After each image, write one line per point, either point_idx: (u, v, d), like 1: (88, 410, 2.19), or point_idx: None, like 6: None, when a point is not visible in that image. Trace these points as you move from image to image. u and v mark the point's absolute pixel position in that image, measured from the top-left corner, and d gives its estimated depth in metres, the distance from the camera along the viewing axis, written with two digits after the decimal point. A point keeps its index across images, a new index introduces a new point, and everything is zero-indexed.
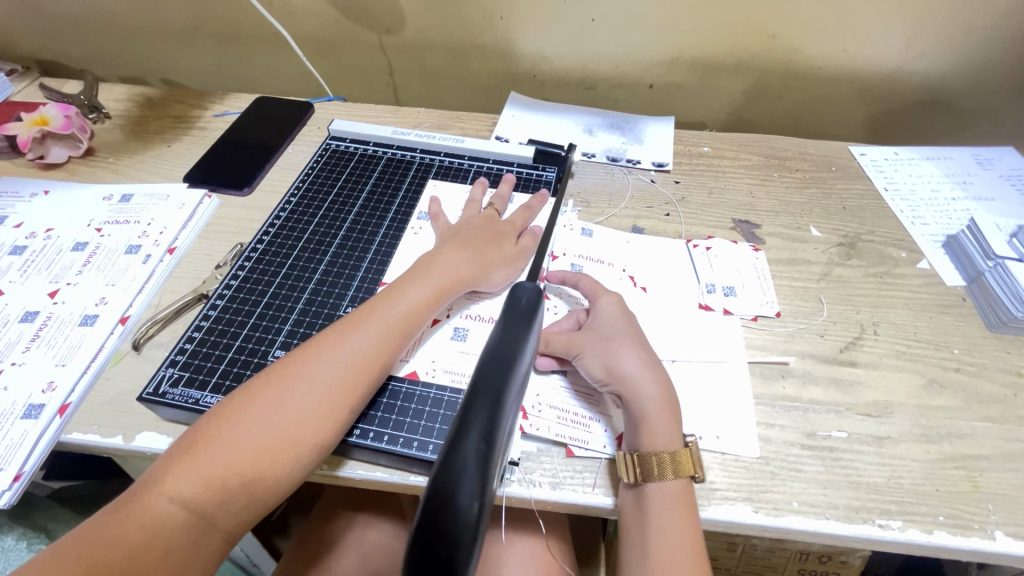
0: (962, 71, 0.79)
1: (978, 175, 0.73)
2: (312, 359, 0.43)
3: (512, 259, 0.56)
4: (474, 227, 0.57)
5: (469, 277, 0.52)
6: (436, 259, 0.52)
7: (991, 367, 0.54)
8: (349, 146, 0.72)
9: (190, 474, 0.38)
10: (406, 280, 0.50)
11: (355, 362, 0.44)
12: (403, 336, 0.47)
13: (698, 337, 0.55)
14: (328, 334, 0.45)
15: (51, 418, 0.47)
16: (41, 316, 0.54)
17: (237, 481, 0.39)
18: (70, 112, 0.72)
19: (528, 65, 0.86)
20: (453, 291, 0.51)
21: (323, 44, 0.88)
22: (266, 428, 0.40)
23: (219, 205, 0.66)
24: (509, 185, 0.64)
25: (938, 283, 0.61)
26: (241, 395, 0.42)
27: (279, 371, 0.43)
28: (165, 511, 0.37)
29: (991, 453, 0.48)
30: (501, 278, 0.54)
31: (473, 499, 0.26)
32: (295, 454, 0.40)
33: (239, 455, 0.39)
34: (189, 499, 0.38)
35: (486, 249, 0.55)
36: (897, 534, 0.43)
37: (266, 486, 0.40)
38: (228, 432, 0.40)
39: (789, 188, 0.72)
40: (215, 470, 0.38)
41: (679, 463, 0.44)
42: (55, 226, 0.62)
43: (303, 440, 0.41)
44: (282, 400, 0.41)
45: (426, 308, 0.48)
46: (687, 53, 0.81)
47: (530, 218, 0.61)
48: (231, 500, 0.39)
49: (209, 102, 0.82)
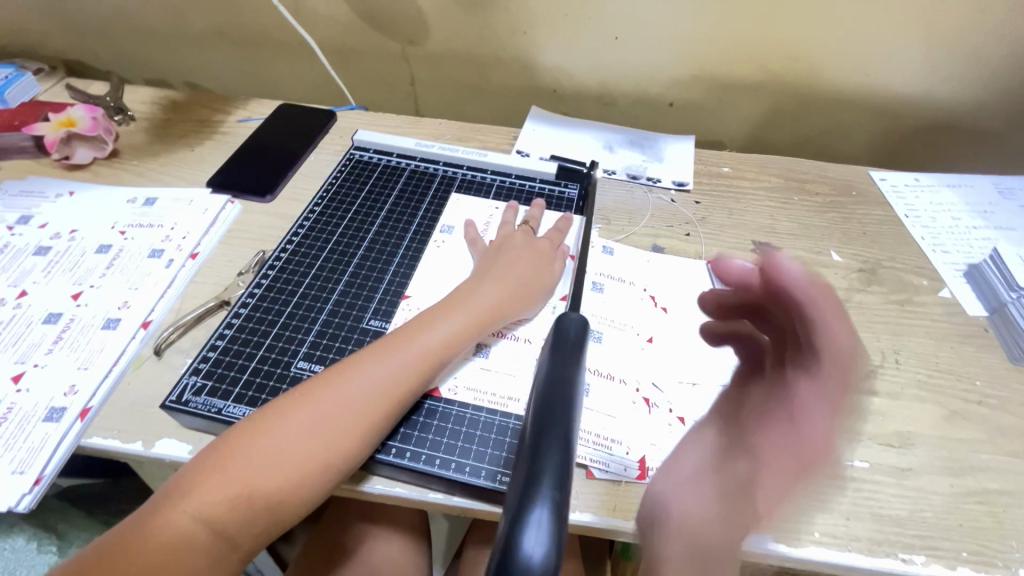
0: (984, 99, 0.79)
1: (999, 204, 0.73)
2: (342, 381, 0.43)
3: (542, 286, 0.55)
4: (507, 249, 0.57)
5: (503, 309, 0.52)
6: (469, 288, 0.52)
7: (1014, 400, 0.53)
8: (372, 156, 0.72)
9: (215, 493, 0.38)
10: (442, 307, 0.50)
11: (386, 391, 0.44)
12: (435, 366, 0.46)
13: (719, 360, 0.55)
14: (358, 356, 0.45)
15: (72, 422, 0.47)
16: (64, 318, 0.54)
17: (261, 503, 0.39)
18: (97, 114, 0.73)
19: (549, 80, 0.87)
20: (486, 322, 0.50)
21: (346, 53, 0.89)
22: (293, 452, 0.40)
23: (242, 211, 0.67)
24: (541, 208, 0.64)
25: (960, 312, 0.61)
26: (272, 413, 0.42)
27: (308, 392, 0.43)
28: (186, 529, 0.37)
29: (1014, 488, 0.47)
30: (530, 303, 0.54)
31: (548, 544, 0.26)
32: (318, 481, 0.40)
33: (264, 477, 0.39)
34: (211, 518, 0.38)
35: (517, 274, 0.54)
36: (919, 569, 0.43)
37: (287, 510, 0.40)
38: (255, 452, 0.40)
39: (809, 212, 0.72)
40: (241, 491, 0.38)
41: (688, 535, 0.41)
42: (79, 227, 0.63)
43: (328, 464, 0.40)
44: (311, 424, 0.41)
45: (459, 338, 0.48)
46: (709, 73, 0.81)
47: (556, 238, 0.61)
48: (251, 523, 0.39)
49: (233, 108, 0.83)
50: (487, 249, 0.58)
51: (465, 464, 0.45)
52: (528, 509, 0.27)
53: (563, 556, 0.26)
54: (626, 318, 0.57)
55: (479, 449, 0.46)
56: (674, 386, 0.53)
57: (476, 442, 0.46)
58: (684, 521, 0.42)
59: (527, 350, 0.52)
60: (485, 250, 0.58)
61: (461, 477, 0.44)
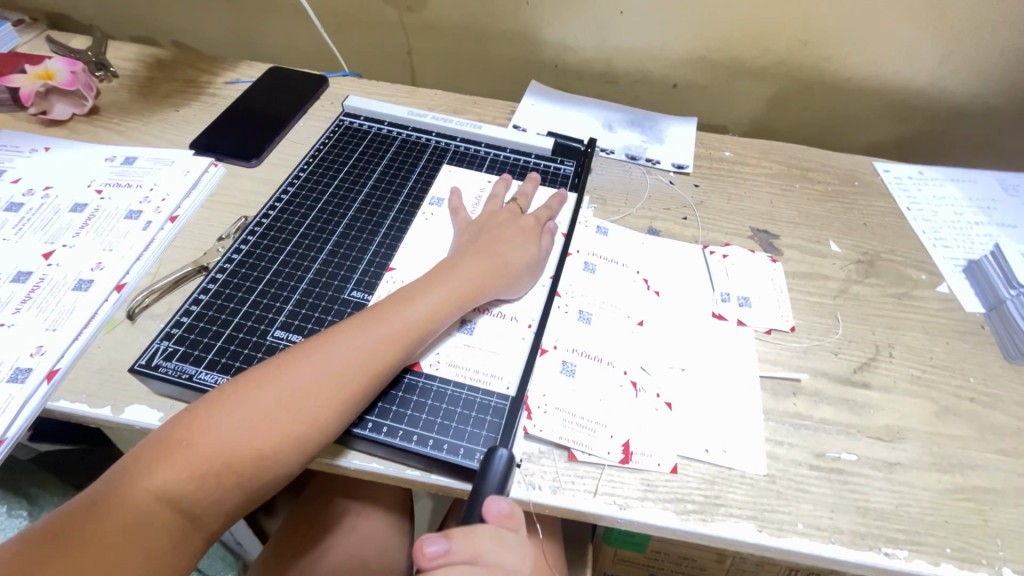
0: (995, 92, 0.77)
1: (1003, 200, 0.72)
2: (317, 355, 0.42)
3: (530, 264, 0.54)
4: (496, 224, 0.55)
5: (488, 286, 0.50)
6: (454, 263, 0.50)
7: (1006, 398, 0.53)
8: (363, 124, 0.69)
9: (182, 470, 0.36)
10: (426, 283, 0.48)
11: (363, 368, 0.42)
12: (416, 343, 0.45)
13: (710, 346, 0.53)
14: (336, 329, 0.44)
15: (38, 384, 0.45)
16: (33, 277, 0.52)
17: (231, 480, 0.37)
18: (77, 68, 0.70)
19: (550, 54, 0.84)
20: (469, 297, 0.49)
21: (341, 17, 0.86)
22: (266, 428, 0.38)
23: (225, 175, 0.64)
24: (534, 184, 0.62)
25: (957, 308, 0.60)
26: (243, 387, 0.40)
27: (282, 365, 0.41)
28: (152, 507, 0.35)
29: (1002, 487, 0.47)
30: (520, 283, 0.53)
31: None
32: (292, 458, 0.39)
33: (235, 455, 0.38)
34: (178, 496, 0.36)
35: (504, 251, 0.53)
36: (902, 564, 0.42)
37: (259, 487, 0.39)
38: (225, 425, 0.38)
39: (810, 200, 0.70)
40: (210, 468, 0.37)
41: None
42: (54, 184, 0.60)
43: (301, 439, 0.39)
44: (285, 398, 0.40)
45: (443, 314, 0.47)
46: (715, 53, 0.79)
47: (549, 216, 0.59)
48: (221, 499, 0.37)
49: (220, 69, 0.80)
50: (475, 222, 0.57)
51: (444, 441, 0.43)
52: None
53: None
54: (617, 299, 0.55)
55: (458, 427, 0.44)
56: (661, 369, 0.51)
57: (456, 420, 0.45)
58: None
59: (513, 327, 0.51)
60: (475, 223, 0.56)
61: (438, 455, 0.43)
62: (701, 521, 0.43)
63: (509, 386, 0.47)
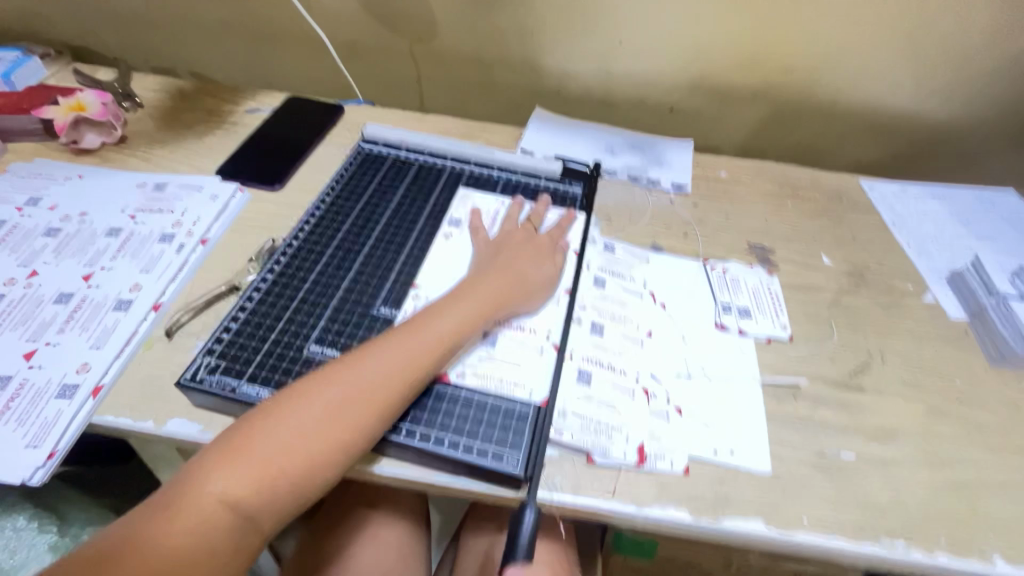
0: (969, 113, 0.83)
1: (981, 215, 0.77)
2: (359, 367, 0.45)
3: (545, 279, 0.57)
4: (513, 242, 0.59)
5: (508, 299, 0.54)
6: (477, 280, 0.54)
7: (991, 398, 0.56)
8: (381, 150, 0.73)
9: (239, 475, 0.39)
10: (453, 298, 0.52)
11: (400, 376, 0.45)
12: (446, 353, 0.48)
13: (715, 355, 0.57)
14: (374, 344, 0.47)
15: (84, 400, 0.48)
16: (75, 298, 0.55)
17: (285, 483, 0.40)
18: (107, 100, 0.74)
19: (553, 82, 0.89)
20: (492, 311, 0.52)
21: (355, 49, 0.90)
22: (316, 436, 0.41)
23: (251, 199, 0.68)
24: (546, 205, 0.66)
25: (942, 315, 0.64)
26: (291, 399, 0.43)
27: (327, 376, 0.44)
28: (213, 511, 0.38)
29: (990, 480, 0.50)
30: (536, 298, 0.56)
31: None
32: (339, 461, 0.42)
33: (287, 459, 0.40)
34: (237, 499, 0.39)
35: (521, 268, 0.57)
36: (901, 554, 0.45)
37: (309, 492, 0.41)
38: (278, 434, 0.41)
39: (802, 217, 0.74)
40: (265, 473, 0.40)
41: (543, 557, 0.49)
42: (89, 210, 0.63)
43: (347, 446, 0.42)
44: (330, 406, 0.43)
45: (470, 326, 0.50)
46: (708, 80, 0.84)
47: (561, 235, 0.63)
48: (275, 502, 0.40)
49: (241, 99, 0.84)
50: (492, 242, 0.60)
51: (473, 446, 0.46)
52: None
53: None
54: (626, 311, 0.59)
55: (486, 432, 0.47)
56: (671, 377, 0.55)
57: (483, 426, 0.48)
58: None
59: (532, 338, 0.54)
60: (491, 242, 0.60)
61: (468, 458, 0.46)
62: (713, 518, 0.46)
63: (533, 393, 0.50)
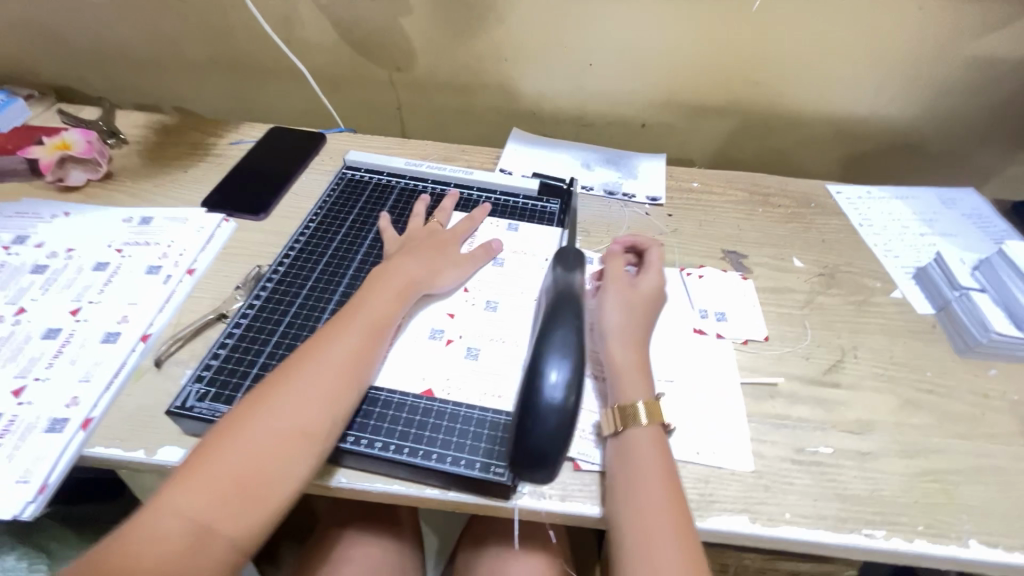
0: (924, 118, 0.87)
1: (942, 213, 0.80)
2: (297, 368, 0.47)
3: (459, 267, 0.61)
4: (418, 239, 0.63)
5: (418, 283, 0.57)
6: (392, 269, 0.57)
7: (960, 388, 0.59)
8: (363, 175, 0.75)
9: (194, 487, 0.40)
10: (364, 292, 0.55)
11: (336, 367, 0.47)
12: (375, 342, 0.51)
13: (695, 359, 0.59)
14: (307, 346, 0.49)
15: (74, 433, 0.48)
16: (63, 333, 0.55)
17: (242, 487, 0.41)
18: (92, 137, 0.75)
19: (529, 103, 0.92)
20: (410, 295, 0.56)
21: (335, 79, 0.93)
22: (268, 435, 0.43)
23: (237, 229, 0.69)
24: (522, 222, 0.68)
25: (911, 311, 0.67)
26: (240, 412, 0.44)
27: (269, 383, 0.46)
28: (172, 527, 0.38)
29: (963, 467, 0.52)
30: (449, 283, 0.60)
31: (562, 389, 0.44)
32: (293, 453, 0.43)
33: (240, 464, 0.41)
34: (195, 512, 0.39)
35: (433, 261, 0.60)
36: (881, 542, 0.47)
37: (273, 493, 0.42)
38: (231, 443, 0.42)
39: (773, 222, 0.77)
40: (219, 481, 0.41)
41: (652, 411, 0.49)
42: (75, 246, 0.64)
43: (298, 437, 0.43)
44: (273, 407, 0.44)
45: (392, 313, 0.53)
46: (677, 96, 0.88)
47: (472, 229, 0.67)
48: (235, 508, 0.40)
49: (224, 131, 0.86)
50: (400, 241, 0.64)
51: (460, 458, 0.47)
52: (548, 366, 0.45)
53: (574, 392, 0.44)
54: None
55: (473, 444, 0.48)
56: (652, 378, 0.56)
57: (470, 438, 0.49)
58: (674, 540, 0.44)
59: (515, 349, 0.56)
60: (398, 241, 0.64)
61: (456, 470, 0.46)
62: (699, 517, 0.47)
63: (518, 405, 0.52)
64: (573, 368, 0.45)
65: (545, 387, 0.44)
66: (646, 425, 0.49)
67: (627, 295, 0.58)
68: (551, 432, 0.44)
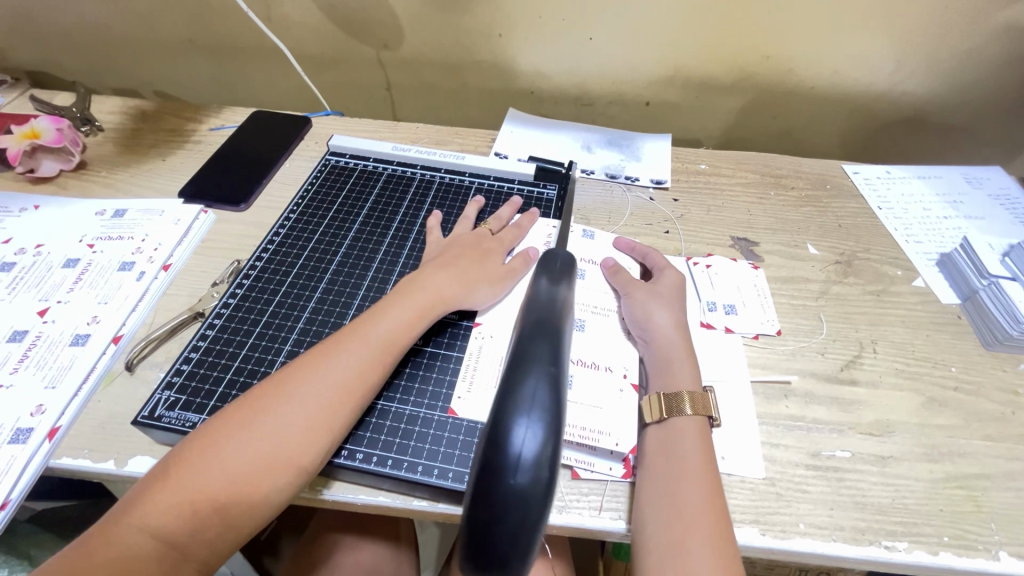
0: (950, 91, 0.81)
1: (968, 194, 0.75)
2: (294, 383, 0.43)
3: (497, 278, 0.55)
4: (460, 245, 0.57)
5: (451, 296, 0.52)
6: (421, 277, 0.52)
7: (989, 384, 0.54)
8: (349, 161, 0.71)
9: (163, 503, 0.37)
10: (390, 300, 0.50)
11: (339, 388, 0.43)
12: (386, 358, 0.46)
13: (701, 356, 0.55)
14: (310, 356, 0.45)
15: (39, 443, 0.45)
16: (30, 336, 0.52)
17: (211, 508, 0.38)
18: (63, 125, 0.71)
19: (526, 81, 0.86)
20: (433, 311, 0.50)
21: (321, 59, 0.88)
22: (249, 455, 0.39)
23: (216, 221, 0.65)
24: (532, 219, 0.63)
25: (934, 301, 0.62)
26: (226, 421, 0.41)
27: (261, 394, 0.43)
28: (137, 541, 0.37)
29: (991, 472, 0.48)
30: (486, 296, 0.54)
31: (529, 463, 0.31)
32: (272, 480, 0.39)
33: (212, 483, 0.38)
34: (162, 528, 0.37)
35: (471, 267, 0.54)
36: (903, 555, 0.43)
37: (243, 515, 0.39)
38: (208, 457, 0.39)
39: (785, 206, 0.73)
40: (191, 500, 0.38)
41: (696, 402, 0.48)
42: (45, 242, 0.61)
43: (283, 460, 0.40)
44: (262, 422, 0.41)
45: (410, 328, 0.49)
46: (683, 71, 0.82)
47: (519, 238, 0.61)
48: (202, 528, 0.38)
49: (204, 116, 0.81)
50: (445, 243, 0.59)
51: (449, 470, 0.44)
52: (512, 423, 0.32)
53: (546, 463, 0.31)
54: (610, 302, 0.58)
55: (462, 454, 0.45)
56: (637, 364, 0.53)
57: (459, 447, 0.46)
58: (722, 551, 0.40)
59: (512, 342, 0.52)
60: (441, 246, 0.58)
61: (445, 484, 0.43)
62: None
63: None
64: (548, 434, 0.32)
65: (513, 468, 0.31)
66: (691, 416, 0.47)
67: (653, 289, 0.57)
68: (513, 524, 0.30)
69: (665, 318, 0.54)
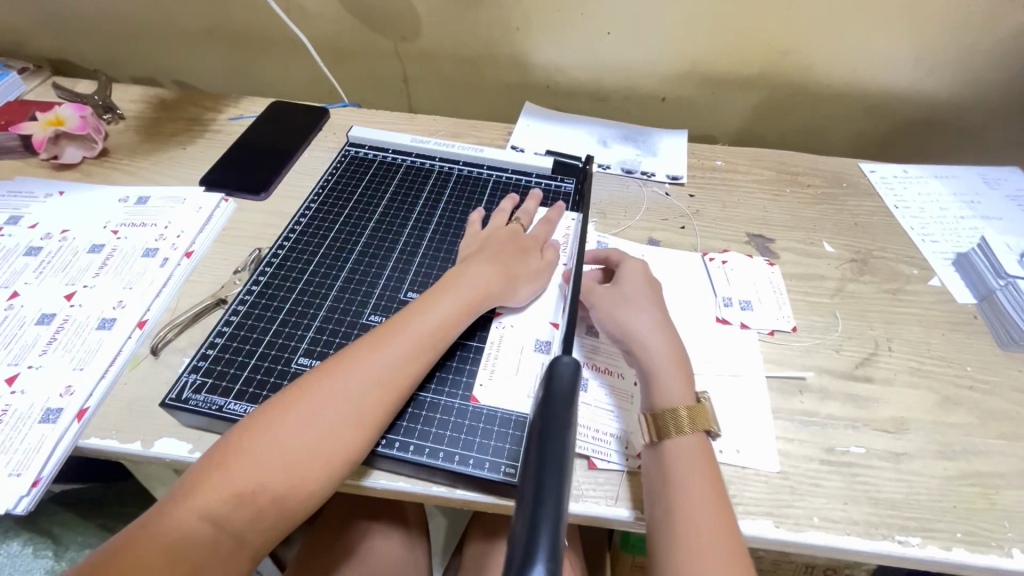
0: (971, 90, 0.80)
1: (986, 194, 0.75)
2: (340, 373, 0.44)
3: (537, 274, 0.56)
4: (498, 242, 0.57)
5: (494, 294, 0.52)
6: (464, 274, 0.53)
7: (1004, 384, 0.55)
8: (368, 152, 0.72)
9: (220, 491, 0.38)
10: (431, 295, 0.50)
11: (384, 380, 0.44)
12: (430, 352, 0.47)
13: (717, 350, 0.55)
14: (356, 347, 0.46)
15: (69, 424, 0.46)
16: (57, 319, 0.53)
17: (267, 498, 0.39)
18: (86, 113, 0.72)
19: (542, 75, 0.87)
20: (477, 307, 0.51)
21: (339, 51, 0.89)
22: (300, 445, 0.40)
23: (236, 209, 0.66)
24: (559, 211, 0.63)
25: (950, 300, 0.62)
26: (274, 411, 0.42)
27: (308, 383, 0.43)
28: (194, 528, 0.37)
29: (1006, 471, 0.48)
30: (526, 294, 0.55)
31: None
32: (327, 472, 0.41)
33: (268, 472, 0.39)
34: (216, 514, 0.38)
35: (513, 264, 0.55)
36: (916, 550, 0.44)
37: (294, 503, 0.40)
38: (261, 444, 0.40)
39: (801, 204, 0.73)
40: (245, 486, 0.39)
41: (694, 417, 0.46)
42: (71, 227, 0.62)
43: (332, 452, 0.41)
44: (314, 414, 0.42)
45: (453, 324, 0.49)
46: (702, 67, 0.82)
47: (551, 231, 0.62)
48: (259, 518, 0.39)
49: (223, 106, 0.82)
50: (481, 238, 0.59)
51: (470, 457, 0.45)
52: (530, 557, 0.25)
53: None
54: None
55: (482, 441, 0.46)
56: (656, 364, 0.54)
57: (479, 435, 0.46)
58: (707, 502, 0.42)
59: (534, 332, 0.53)
60: (476, 241, 0.59)
61: (465, 470, 0.44)
62: None
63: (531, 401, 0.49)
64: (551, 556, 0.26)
65: (541, 558, 0.25)
66: (690, 433, 0.45)
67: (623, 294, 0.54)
68: None
69: (643, 321, 0.52)
